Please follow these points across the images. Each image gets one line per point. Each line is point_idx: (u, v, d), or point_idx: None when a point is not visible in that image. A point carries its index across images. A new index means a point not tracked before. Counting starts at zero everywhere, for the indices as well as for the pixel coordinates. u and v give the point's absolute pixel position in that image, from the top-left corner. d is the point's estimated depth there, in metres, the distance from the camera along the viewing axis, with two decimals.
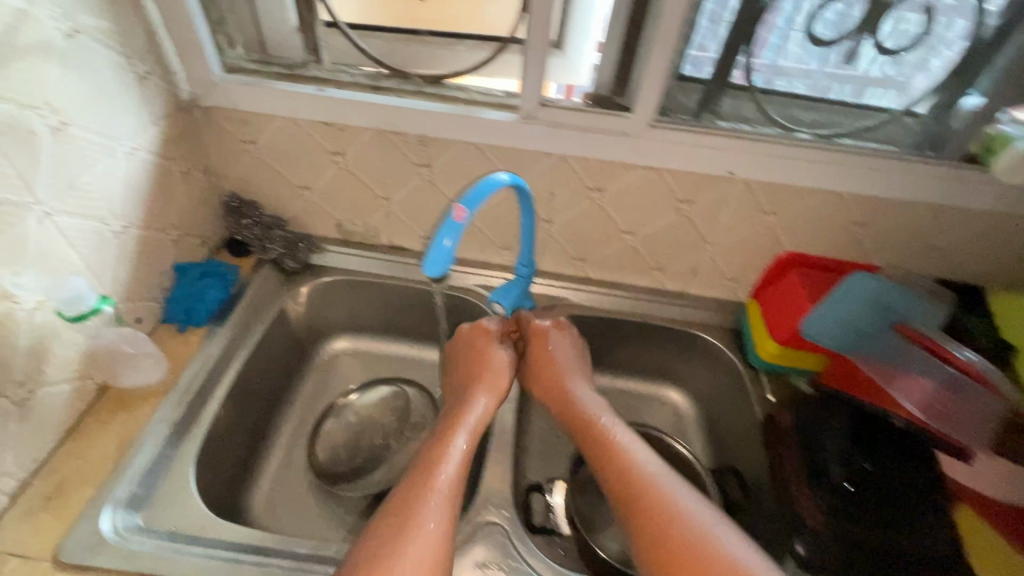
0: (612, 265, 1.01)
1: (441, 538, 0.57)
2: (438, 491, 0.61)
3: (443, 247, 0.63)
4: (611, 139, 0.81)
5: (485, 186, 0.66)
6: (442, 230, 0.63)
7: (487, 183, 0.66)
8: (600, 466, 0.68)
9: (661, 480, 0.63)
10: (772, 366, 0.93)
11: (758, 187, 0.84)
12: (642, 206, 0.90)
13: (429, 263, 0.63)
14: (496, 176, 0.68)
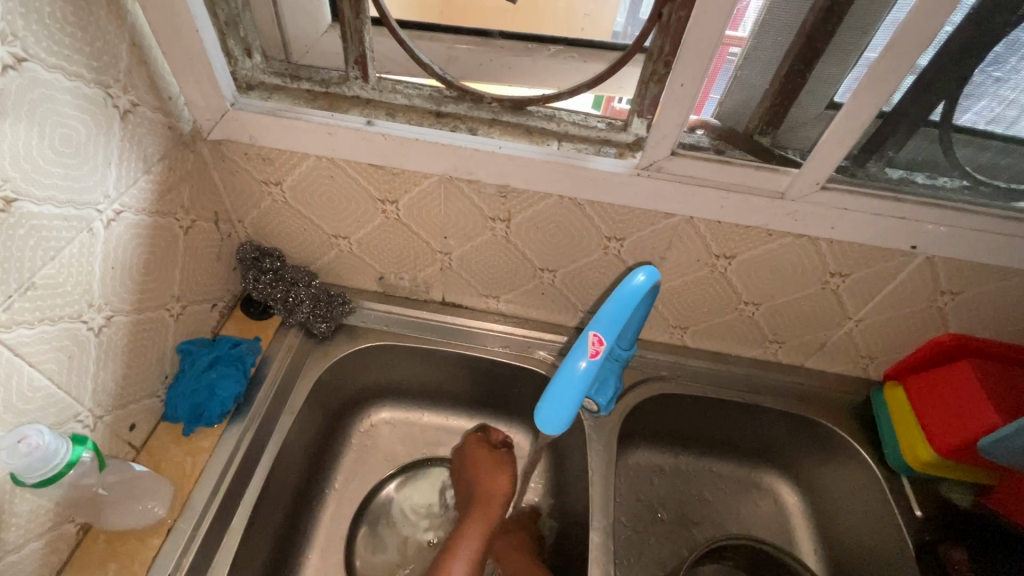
0: (719, 335, 0.82)
1: None
2: None
3: (581, 370, 0.47)
4: (761, 201, 0.60)
5: (625, 299, 0.48)
6: (570, 361, 0.48)
7: (628, 296, 0.48)
8: None
9: None
10: (917, 473, 0.75)
11: (941, 264, 0.64)
12: (777, 277, 0.70)
13: (545, 401, 0.48)
14: (637, 276, 0.49)
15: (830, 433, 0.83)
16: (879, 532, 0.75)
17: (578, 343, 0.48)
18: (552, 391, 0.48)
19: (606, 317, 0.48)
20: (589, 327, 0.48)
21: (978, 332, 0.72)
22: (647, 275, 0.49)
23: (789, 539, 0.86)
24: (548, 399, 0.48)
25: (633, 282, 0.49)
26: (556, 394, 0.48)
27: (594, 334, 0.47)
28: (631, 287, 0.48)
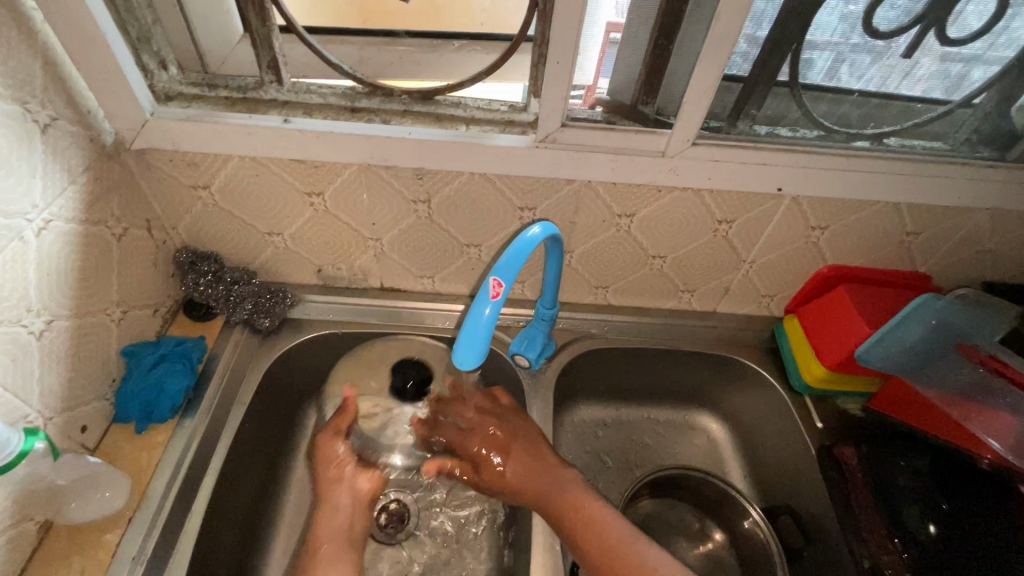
0: (638, 291, 0.90)
1: None
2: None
3: (478, 314, 0.54)
4: (645, 161, 0.68)
5: (520, 252, 0.55)
6: (477, 305, 0.54)
7: (521, 249, 0.55)
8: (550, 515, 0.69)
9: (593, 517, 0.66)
10: (816, 389, 0.85)
11: (806, 201, 0.74)
12: (674, 229, 0.78)
13: (460, 341, 0.54)
14: (530, 234, 0.56)
15: (743, 367, 0.93)
16: (791, 444, 0.86)
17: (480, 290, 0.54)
18: (465, 333, 0.54)
19: (506, 265, 0.54)
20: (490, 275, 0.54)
21: (849, 260, 0.83)
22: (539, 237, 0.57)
23: (721, 467, 0.95)
24: (462, 341, 0.54)
25: (527, 239, 0.56)
26: (471, 336, 0.54)
27: (495, 279, 0.54)
28: (524, 241, 0.56)
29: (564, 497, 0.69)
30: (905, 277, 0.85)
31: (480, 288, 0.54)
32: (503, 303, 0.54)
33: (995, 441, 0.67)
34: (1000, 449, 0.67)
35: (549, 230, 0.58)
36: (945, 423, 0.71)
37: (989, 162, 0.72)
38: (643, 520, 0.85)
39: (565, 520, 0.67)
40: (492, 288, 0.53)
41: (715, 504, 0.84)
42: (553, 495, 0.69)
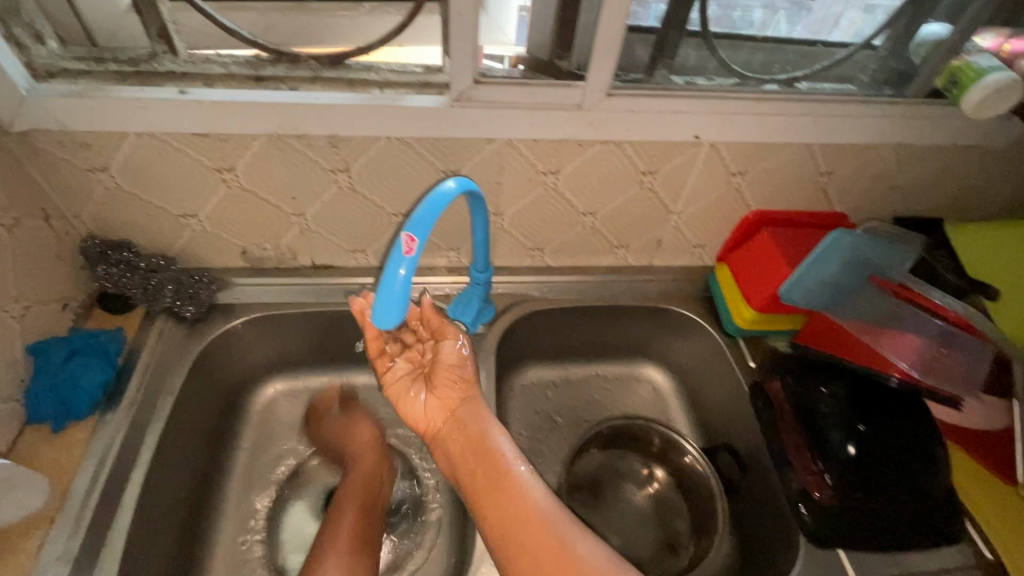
0: (574, 250, 0.91)
1: None
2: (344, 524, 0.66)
3: (394, 275, 0.53)
4: (562, 115, 0.68)
5: (429, 211, 0.54)
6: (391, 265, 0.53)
7: (432, 206, 0.54)
8: (476, 471, 0.66)
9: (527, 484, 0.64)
10: (748, 331, 0.89)
11: (724, 148, 0.76)
12: (601, 183, 0.79)
13: (379, 304, 0.54)
14: (442, 191, 0.55)
15: (681, 316, 0.96)
16: (728, 385, 0.89)
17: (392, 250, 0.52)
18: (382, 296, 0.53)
19: (418, 222, 0.53)
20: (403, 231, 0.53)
21: (771, 204, 0.86)
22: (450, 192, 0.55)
23: (667, 415, 0.98)
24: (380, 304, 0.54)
25: (438, 197, 0.54)
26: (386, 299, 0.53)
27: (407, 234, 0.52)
28: (433, 199, 0.54)
29: (515, 470, 0.65)
30: (824, 217, 0.88)
31: (392, 247, 0.52)
32: (416, 257, 0.52)
33: (905, 362, 0.72)
34: (909, 368, 0.72)
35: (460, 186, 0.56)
36: (861, 348, 0.75)
37: (890, 98, 0.75)
38: (593, 471, 0.88)
39: (500, 486, 0.64)
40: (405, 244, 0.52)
41: (659, 446, 0.87)
42: (503, 463, 0.65)
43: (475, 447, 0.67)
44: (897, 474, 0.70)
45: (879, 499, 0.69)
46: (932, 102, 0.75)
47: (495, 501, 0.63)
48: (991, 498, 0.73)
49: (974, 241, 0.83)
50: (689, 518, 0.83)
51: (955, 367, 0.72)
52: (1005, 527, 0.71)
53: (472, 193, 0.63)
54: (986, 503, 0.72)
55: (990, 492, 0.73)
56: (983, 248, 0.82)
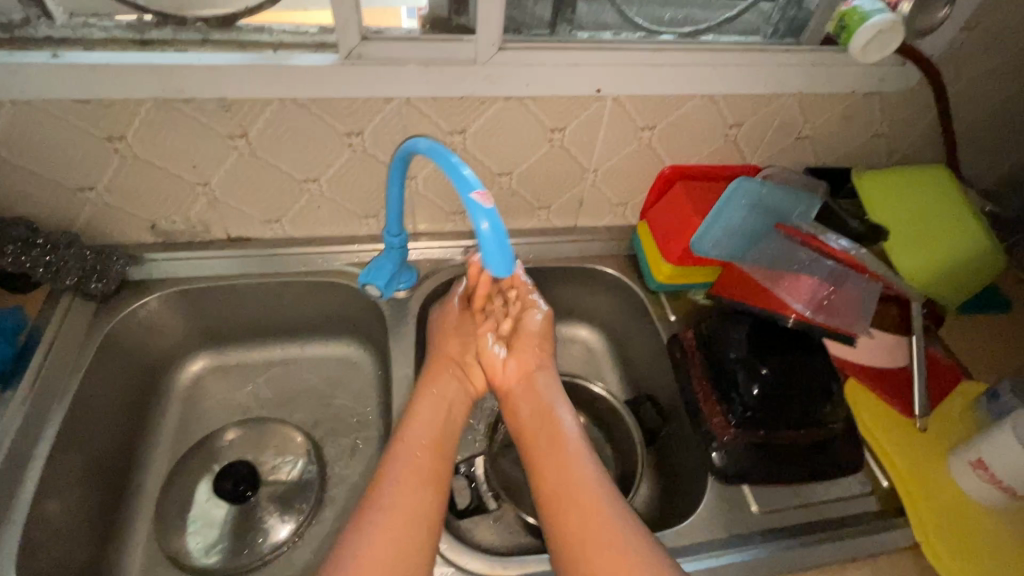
0: (496, 213, 0.91)
1: (400, 491, 0.61)
2: (405, 454, 0.65)
3: (485, 232, 0.54)
4: (458, 71, 0.68)
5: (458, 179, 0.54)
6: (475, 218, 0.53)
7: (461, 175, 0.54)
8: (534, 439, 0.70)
9: (581, 464, 0.65)
10: (669, 286, 0.91)
11: (628, 101, 0.77)
12: (511, 142, 0.79)
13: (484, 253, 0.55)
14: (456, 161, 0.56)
15: (606, 275, 0.97)
16: (651, 340, 0.92)
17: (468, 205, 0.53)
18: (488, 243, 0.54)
19: (467, 185, 0.54)
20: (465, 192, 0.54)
21: (685, 159, 0.87)
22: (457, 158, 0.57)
23: (598, 374, 1.00)
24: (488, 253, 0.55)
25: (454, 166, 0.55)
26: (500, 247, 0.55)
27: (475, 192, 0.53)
28: (448, 163, 0.56)
29: (570, 448, 0.67)
30: (739, 170, 0.90)
31: (468, 202, 0.53)
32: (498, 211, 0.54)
33: (801, 302, 0.75)
34: (805, 308, 0.75)
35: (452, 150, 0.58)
36: (763, 294, 0.77)
37: (787, 47, 0.76)
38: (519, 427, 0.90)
39: (554, 459, 0.66)
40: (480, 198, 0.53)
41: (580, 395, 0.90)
42: (563, 437, 0.68)
43: (539, 411, 0.72)
44: (797, 408, 0.73)
45: (779, 433, 0.73)
46: (830, 48, 0.77)
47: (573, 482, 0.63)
48: (887, 427, 0.78)
49: (878, 189, 0.86)
50: (615, 458, 0.87)
51: (844, 302, 0.76)
52: (893, 447, 0.77)
53: (405, 141, 0.62)
54: (876, 426, 0.78)
55: (885, 421, 0.79)
56: (885, 197, 0.85)
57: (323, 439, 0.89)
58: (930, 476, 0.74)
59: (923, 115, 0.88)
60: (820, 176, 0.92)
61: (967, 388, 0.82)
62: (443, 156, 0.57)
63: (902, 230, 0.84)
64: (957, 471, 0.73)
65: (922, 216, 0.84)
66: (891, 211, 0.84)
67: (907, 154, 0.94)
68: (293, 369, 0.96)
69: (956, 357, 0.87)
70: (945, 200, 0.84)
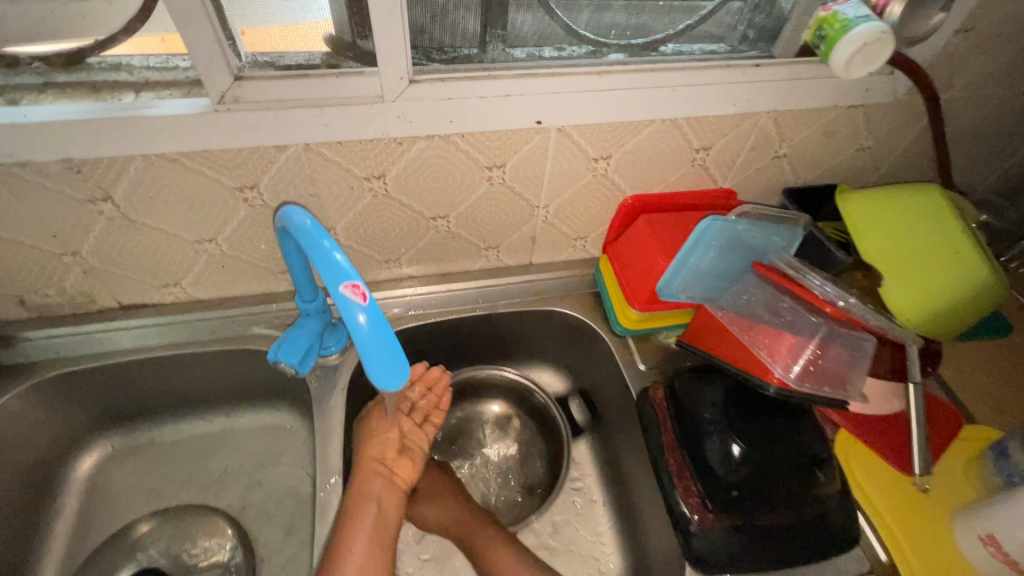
0: (435, 257, 0.80)
1: None
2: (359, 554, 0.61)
3: (366, 338, 0.42)
4: (362, 110, 0.56)
5: (329, 270, 0.43)
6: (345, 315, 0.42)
7: (332, 264, 0.42)
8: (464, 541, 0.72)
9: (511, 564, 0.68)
10: (636, 330, 0.81)
11: (576, 131, 0.65)
12: (443, 183, 0.67)
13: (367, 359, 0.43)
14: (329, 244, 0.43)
15: (568, 318, 0.87)
16: (619, 391, 0.82)
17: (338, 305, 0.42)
18: (369, 346, 0.43)
19: (338, 278, 0.42)
20: (335, 289, 0.42)
21: (648, 188, 0.76)
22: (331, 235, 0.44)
23: (565, 425, 0.90)
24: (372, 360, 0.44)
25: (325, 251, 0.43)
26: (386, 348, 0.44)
27: (345, 286, 0.42)
28: (319, 250, 0.43)
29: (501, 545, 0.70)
30: (710, 197, 0.80)
31: (338, 302, 0.42)
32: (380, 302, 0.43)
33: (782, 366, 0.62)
34: (785, 374, 0.62)
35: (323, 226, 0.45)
36: (739, 349, 0.66)
37: (756, 60, 0.65)
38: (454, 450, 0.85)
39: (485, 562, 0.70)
40: (352, 293, 0.42)
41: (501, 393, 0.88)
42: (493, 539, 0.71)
43: (458, 523, 0.74)
44: (784, 485, 0.63)
45: (763, 513, 0.63)
46: (805, 59, 0.66)
47: (501, 549, 0.70)
48: (881, 487, 0.70)
49: (859, 209, 0.76)
50: (559, 496, 0.84)
51: (835, 365, 0.62)
52: (889, 513, 0.68)
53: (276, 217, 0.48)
54: (869, 486, 0.70)
55: (879, 480, 0.71)
56: (868, 217, 0.75)
57: (252, 525, 0.79)
58: (931, 547, 0.66)
59: (913, 125, 0.78)
60: (800, 197, 0.82)
61: (973, 437, 0.73)
62: (316, 237, 0.44)
63: (887, 255, 0.74)
64: (963, 542, 0.65)
65: (910, 239, 0.74)
66: (880, 242, 0.74)
67: (896, 167, 0.84)
68: (217, 442, 0.84)
69: (953, 395, 0.78)
70: (936, 219, 0.74)
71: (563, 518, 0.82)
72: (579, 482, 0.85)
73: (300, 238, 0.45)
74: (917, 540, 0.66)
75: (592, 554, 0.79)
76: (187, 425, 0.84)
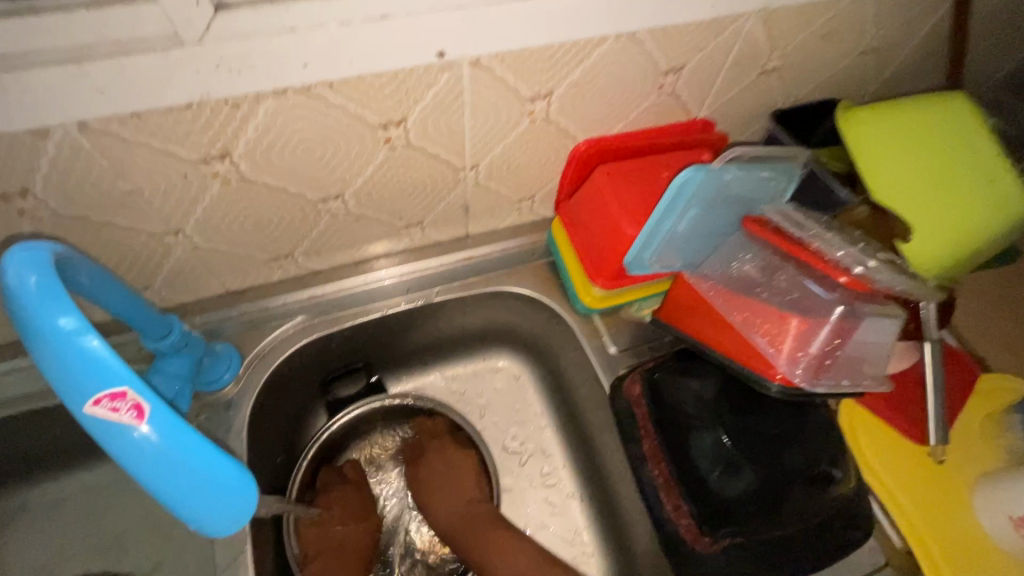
0: (340, 245, 0.61)
1: None
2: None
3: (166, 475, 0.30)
4: (151, 60, 0.35)
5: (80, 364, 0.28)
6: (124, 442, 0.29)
7: (72, 360, 0.28)
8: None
9: None
10: (601, 307, 0.67)
11: (498, 62, 0.46)
12: (323, 153, 0.48)
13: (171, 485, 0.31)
14: (61, 320, 0.28)
15: (521, 296, 0.71)
16: (589, 378, 0.68)
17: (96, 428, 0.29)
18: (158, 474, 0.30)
19: (87, 387, 0.28)
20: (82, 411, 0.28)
21: (604, 129, 0.59)
22: (73, 302, 0.29)
23: (531, 415, 0.77)
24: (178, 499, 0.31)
25: (58, 335, 0.28)
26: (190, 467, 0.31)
27: (93, 401, 0.28)
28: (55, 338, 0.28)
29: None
30: (683, 133, 0.63)
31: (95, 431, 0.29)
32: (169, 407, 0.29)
33: (785, 359, 0.48)
34: (790, 370, 0.48)
35: (62, 283, 0.30)
36: (729, 336, 0.52)
37: None
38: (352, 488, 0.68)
39: None
40: (109, 412, 0.28)
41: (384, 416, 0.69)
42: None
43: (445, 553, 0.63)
44: None
45: (768, 527, 0.52)
46: None
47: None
48: (898, 466, 0.60)
49: (866, 129, 0.60)
50: (532, 500, 0.73)
51: (850, 350, 0.49)
52: (904, 485, 0.59)
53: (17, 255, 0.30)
54: (885, 467, 0.60)
55: (892, 458, 0.60)
56: (879, 142, 0.59)
57: None
58: (957, 531, 0.57)
59: (928, 14, 0.61)
60: (791, 121, 0.66)
61: (987, 387, 0.64)
62: (44, 310, 0.28)
63: (903, 188, 0.58)
64: (984, 514, 0.57)
65: (929, 166, 0.59)
66: (891, 176, 0.59)
67: (903, 69, 0.68)
68: (109, 497, 0.68)
69: (965, 341, 0.68)
70: (956, 138, 0.60)
71: (537, 525, 0.71)
72: (552, 479, 0.74)
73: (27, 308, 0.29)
74: (943, 527, 0.57)
75: (574, 561, 0.69)
76: (63, 482, 0.68)
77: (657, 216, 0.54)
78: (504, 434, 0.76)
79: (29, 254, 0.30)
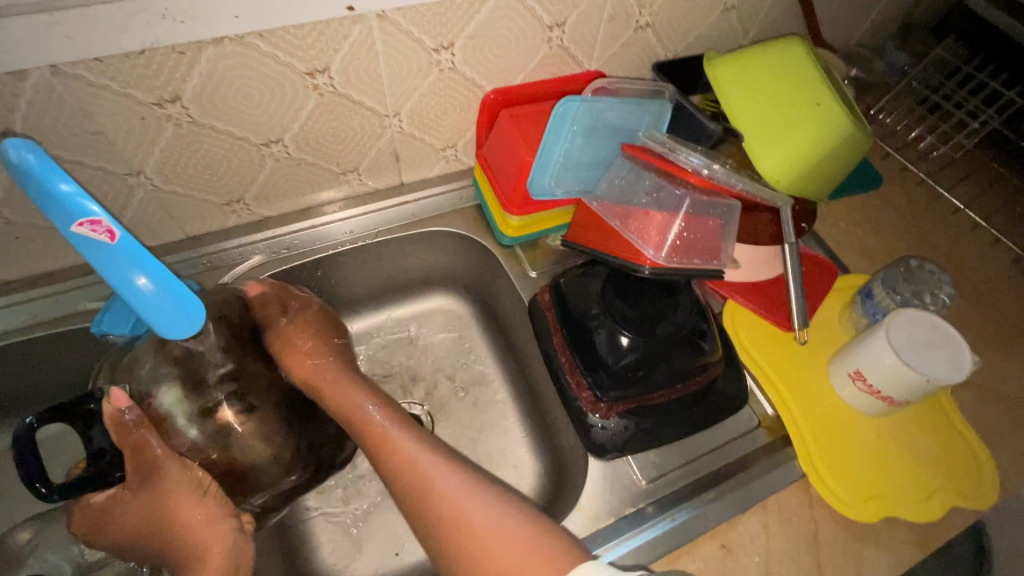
0: (287, 191, 0.71)
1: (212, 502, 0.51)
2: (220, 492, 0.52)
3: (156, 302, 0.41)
4: (109, 11, 0.45)
5: (65, 213, 0.36)
6: (116, 274, 0.39)
7: (73, 207, 0.36)
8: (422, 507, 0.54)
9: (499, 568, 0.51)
10: (522, 237, 0.77)
11: (401, 16, 0.57)
12: (260, 96, 0.57)
13: (145, 314, 0.41)
14: (57, 184, 0.36)
15: (455, 236, 0.81)
16: (517, 302, 0.78)
17: (91, 258, 0.38)
18: (159, 298, 0.40)
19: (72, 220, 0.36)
20: (74, 232, 0.36)
21: (506, 80, 0.69)
22: (66, 172, 0.36)
23: (472, 346, 0.86)
24: (158, 317, 0.41)
25: (61, 195, 0.36)
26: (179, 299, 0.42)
27: (79, 226, 0.36)
28: (57, 198, 0.36)
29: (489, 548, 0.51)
30: (580, 82, 0.74)
31: (83, 246, 0.37)
32: (135, 248, 0.39)
33: (651, 248, 0.61)
34: (656, 255, 0.61)
35: (54, 159, 0.37)
36: (613, 239, 0.65)
37: None
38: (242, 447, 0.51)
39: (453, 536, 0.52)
40: (95, 235, 0.37)
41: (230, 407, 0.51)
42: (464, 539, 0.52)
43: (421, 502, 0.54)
44: (673, 366, 0.63)
45: (653, 394, 0.64)
46: None
47: None
48: (770, 350, 0.72)
49: (724, 78, 0.72)
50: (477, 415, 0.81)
51: (701, 238, 0.62)
52: (772, 363, 0.71)
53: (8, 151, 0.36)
54: (757, 350, 0.72)
55: (767, 345, 0.72)
56: (735, 85, 0.71)
57: None
58: (812, 395, 0.69)
59: None
60: (673, 72, 0.77)
61: (843, 284, 0.77)
62: (48, 176, 0.36)
63: (760, 121, 0.70)
64: (838, 382, 0.68)
65: (778, 101, 0.70)
66: (745, 113, 0.70)
67: (762, 27, 0.81)
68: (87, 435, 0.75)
69: (832, 253, 0.81)
70: (802, 72, 0.70)
71: (478, 437, 0.80)
72: (492, 399, 0.83)
73: (28, 177, 0.36)
74: (802, 393, 0.69)
75: (511, 464, 0.78)
76: (41, 426, 0.74)
77: (550, 145, 0.65)
78: (448, 363, 0.85)
79: (21, 150, 0.36)
